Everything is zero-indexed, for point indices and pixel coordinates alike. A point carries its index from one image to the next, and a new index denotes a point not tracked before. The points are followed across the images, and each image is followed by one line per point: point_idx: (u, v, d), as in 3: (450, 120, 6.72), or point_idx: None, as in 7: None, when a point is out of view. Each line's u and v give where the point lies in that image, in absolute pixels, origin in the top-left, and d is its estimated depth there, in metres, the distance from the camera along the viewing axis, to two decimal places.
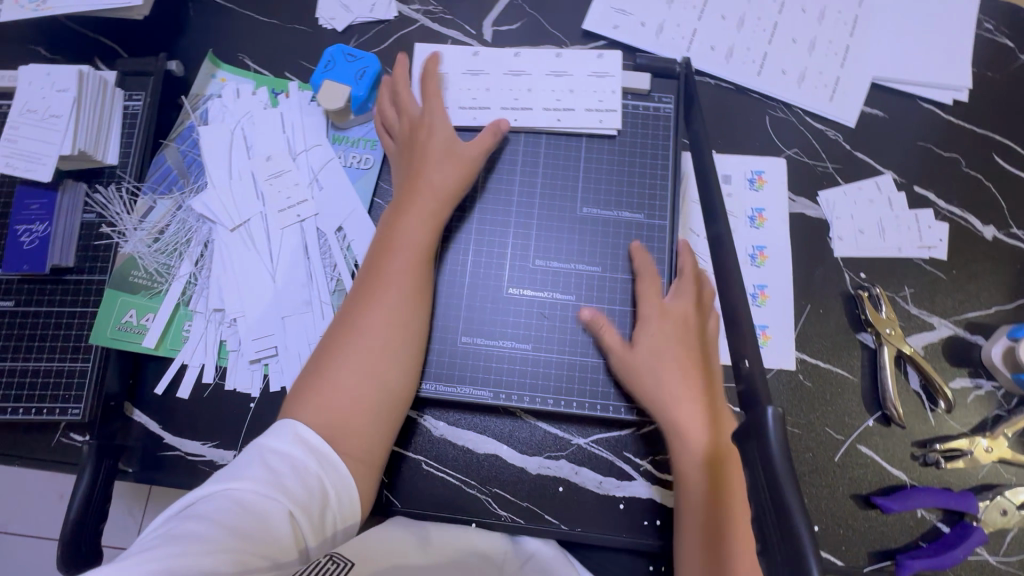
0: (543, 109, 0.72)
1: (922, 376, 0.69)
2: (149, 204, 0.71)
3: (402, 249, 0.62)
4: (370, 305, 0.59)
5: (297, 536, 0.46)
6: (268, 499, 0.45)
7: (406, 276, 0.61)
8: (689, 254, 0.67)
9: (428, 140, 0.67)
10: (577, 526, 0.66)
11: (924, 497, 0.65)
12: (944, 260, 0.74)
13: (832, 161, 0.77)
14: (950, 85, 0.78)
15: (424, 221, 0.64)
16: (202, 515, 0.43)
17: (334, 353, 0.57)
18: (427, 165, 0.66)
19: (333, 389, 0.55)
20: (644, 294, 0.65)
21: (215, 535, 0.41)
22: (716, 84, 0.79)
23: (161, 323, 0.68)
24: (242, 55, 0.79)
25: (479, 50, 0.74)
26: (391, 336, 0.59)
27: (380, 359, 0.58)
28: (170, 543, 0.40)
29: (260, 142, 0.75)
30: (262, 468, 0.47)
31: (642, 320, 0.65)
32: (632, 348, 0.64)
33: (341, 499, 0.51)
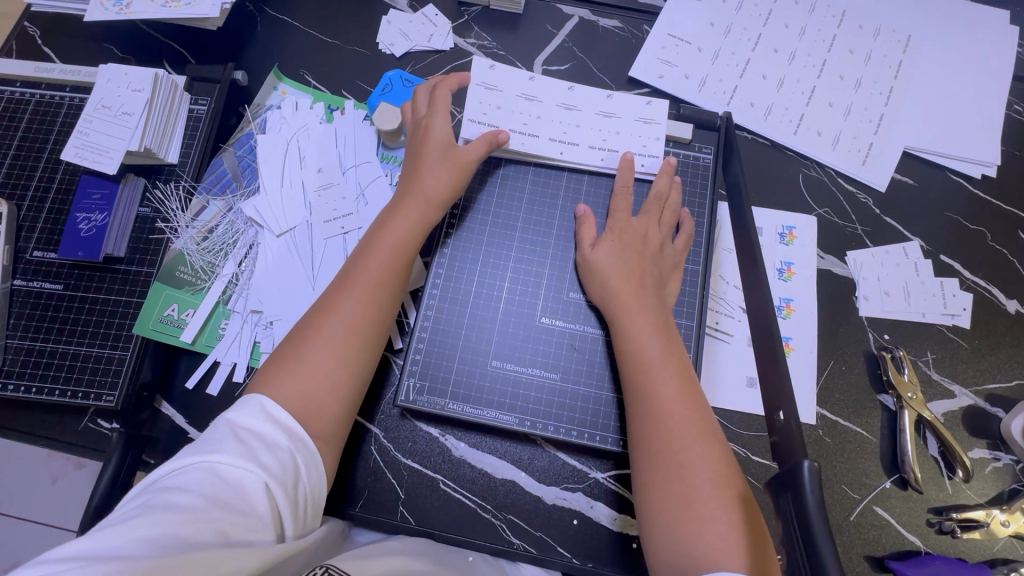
0: (589, 147, 0.74)
1: (941, 443, 0.70)
2: (202, 203, 0.73)
3: (390, 250, 0.64)
4: (346, 295, 0.60)
5: (271, 507, 0.48)
6: (241, 473, 0.47)
7: (385, 275, 0.62)
8: (667, 175, 0.72)
9: (429, 149, 0.69)
10: (588, 562, 0.66)
11: (939, 566, 0.64)
12: (967, 329, 0.75)
13: (862, 223, 0.79)
14: (980, 160, 0.81)
15: (413, 222, 0.65)
16: (180, 488, 0.46)
17: (305, 339, 0.58)
18: (422, 172, 0.68)
19: (297, 374, 0.55)
20: (616, 208, 0.70)
21: (193, 505, 0.44)
22: (753, 139, 0.83)
23: (199, 319, 0.70)
24: (304, 71, 0.83)
25: (536, 75, 0.76)
26: (366, 332, 0.59)
27: (352, 352, 0.58)
28: (152, 512, 0.44)
29: (313, 154, 0.78)
30: (233, 442, 0.49)
31: (607, 230, 0.69)
32: (594, 249, 0.68)
33: (313, 474, 0.52)
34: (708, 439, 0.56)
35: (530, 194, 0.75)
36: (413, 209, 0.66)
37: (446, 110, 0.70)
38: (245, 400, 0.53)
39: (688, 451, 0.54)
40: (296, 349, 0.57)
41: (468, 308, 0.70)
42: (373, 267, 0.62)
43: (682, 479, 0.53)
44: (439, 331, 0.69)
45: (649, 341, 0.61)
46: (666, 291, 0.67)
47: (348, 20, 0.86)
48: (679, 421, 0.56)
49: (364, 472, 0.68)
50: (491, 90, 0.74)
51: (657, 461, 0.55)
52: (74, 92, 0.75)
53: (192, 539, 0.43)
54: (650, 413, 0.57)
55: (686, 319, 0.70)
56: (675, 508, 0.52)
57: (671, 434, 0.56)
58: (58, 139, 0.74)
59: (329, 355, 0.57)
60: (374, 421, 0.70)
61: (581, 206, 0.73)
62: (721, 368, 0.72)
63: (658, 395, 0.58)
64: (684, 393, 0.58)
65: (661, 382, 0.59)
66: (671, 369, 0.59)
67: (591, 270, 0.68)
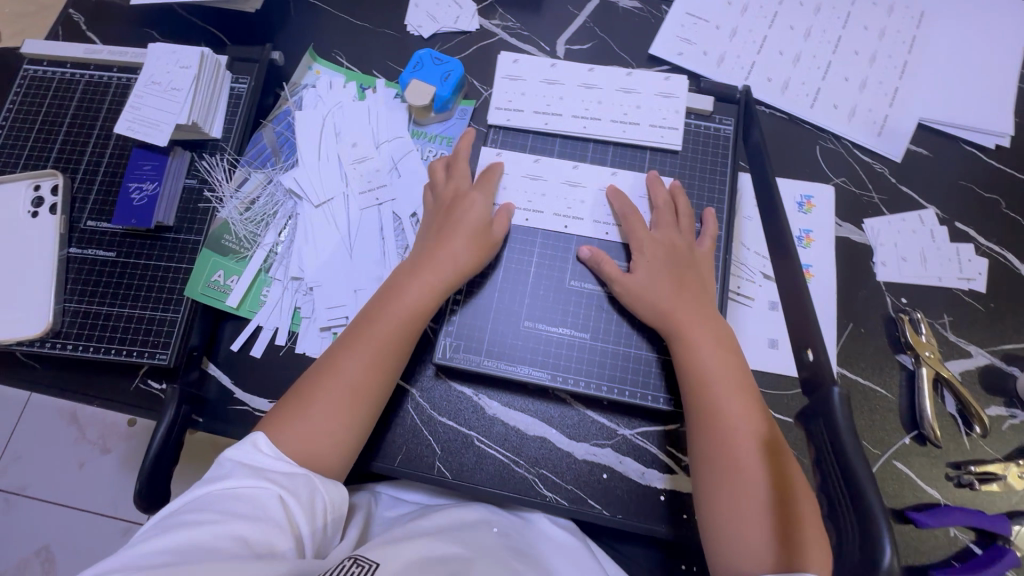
0: (593, 220, 0.74)
1: (958, 401, 0.72)
2: (244, 175, 0.77)
3: (410, 322, 0.66)
4: (354, 354, 0.63)
5: (288, 515, 0.52)
6: (254, 489, 0.52)
7: (395, 342, 0.64)
8: (660, 186, 0.73)
9: (451, 215, 0.70)
10: (618, 513, 0.69)
11: (960, 516, 0.66)
12: (983, 292, 0.77)
13: (878, 192, 0.82)
14: (993, 131, 0.83)
15: (429, 289, 0.67)
16: (199, 508, 0.51)
17: (316, 397, 0.61)
18: (439, 243, 0.69)
19: (300, 422, 0.59)
20: (633, 231, 0.71)
21: (212, 519, 0.49)
22: (771, 113, 0.85)
23: (243, 286, 0.74)
24: (337, 52, 0.87)
25: (540, 156, 0.77)
26: (366, 394, 0.62)
27: (352, 413, 0.61)
28: (176, 529, 0.49)
29: (348, 129, 0.81)
30: (245, 466, 0.54)
31: (637, 250, 0.70)
32: (631, 274, 0.69)
33: (327, 485, 0.56)
34: (770, 452, 0.57)
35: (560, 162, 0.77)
36: (433, 275, 0.67)
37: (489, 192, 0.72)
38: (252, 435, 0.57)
39: (744, 459, 0.57)
40: (300, 399, 0.61)
41: (500, 273, 0.74)
42: (382, 329, 0.64)
43: (730, 474, 0.57)
44: (474, 294, 0.73)
45: (709, 356, 0.63)
46: (710, 278, 0.69)
47: (377, 2, 0.89)
48: (740, 430, 0.59)
49: (403, 429, 0.71)
50: (516, 80, 0.79)
51: (723, 471, 0.57)
52: (122, 72, 0.79)
53: (215, 548, 0.47)
54: (706, 411, 0.61)
55: None
56: (723, 507, 0.56)
57: (728, 447, 0.58)
58: (107, 116, 0.77)
59: (332, 411, 0.60)
60: (411, 381, 0.73)
61: (586, 248, 0.72)
62: (744, 330, 0.74)
63: (721, 403, 0.60)
64: (746, 407, 0.60)
65: (725, 394, 0.61)
66: (732, 381, 0.62)
67: (634, 296, 0.68)
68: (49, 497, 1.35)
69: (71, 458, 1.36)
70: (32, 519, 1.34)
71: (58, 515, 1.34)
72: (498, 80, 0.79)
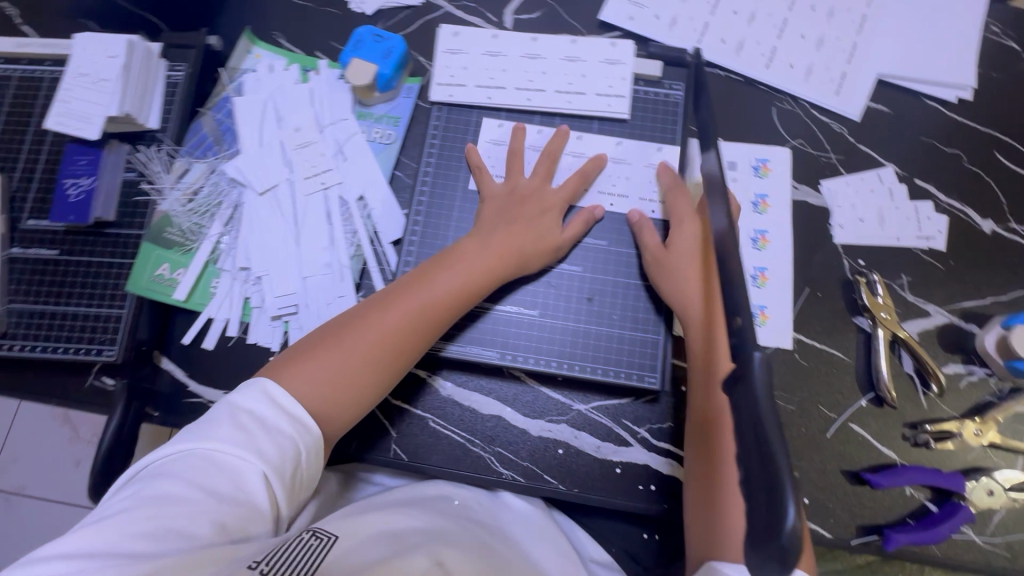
0: (597, 191, 0.74)
1: (915, 360, 0.71)
2: (185, 165, 0.75)
3: (441, 291, 0.64)
4: (392, 311, 0.61)
5: (270, 495, 0.50)
6: (239, 462, 0.49)
7: (435, 312, 0.63)
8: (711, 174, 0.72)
9: (522, 211, 0.70)
10: (574, 487, 0.69)
11: (913, 475, 0.66)
12: (942, 250, 0.76)
13: (836, 152, 0.80)
14: (954, 84, 0.81)
15: (484, 271, 0.66)
16: (179, 476, 0.48)
17: (328, 350, 0.58)
18: (504, 232, 0.68)
19: (315, 369, 0.57)
20: (677, 209, 0.70)
21: (190, 497, 0.47)
22: (726, 76, 0.82)
23: (191, 278, 0.73)
24: (277, 33, 0.84)
25: (545, 129, 0.75)
26: (385, 353, 0.60)
27: (368, 371, 0.59)
28: (152, 504, 0.46)
29: (290, 114, 0.79)
30: (232, 429, 0.50)
31: (678, 224, 0.69)
32: (667, 247, 0.69)
33: (312, 455, 0.54)
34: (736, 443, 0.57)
35: (535, 128, 0.75)
36: (496, 261, 0.67)
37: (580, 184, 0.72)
38: (253, 381, 0.55)
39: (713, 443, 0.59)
40: (319, 345, 0.59)
41: None
42: (426, 296, 0.63)
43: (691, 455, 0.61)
44: None
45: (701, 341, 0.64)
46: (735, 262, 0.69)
47: None
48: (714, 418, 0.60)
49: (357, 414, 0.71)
50: (457, 54, 0.78)
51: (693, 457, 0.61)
52: (54, 66, 0.77)
53: (192, 532, 0.45)
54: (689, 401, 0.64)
55: None
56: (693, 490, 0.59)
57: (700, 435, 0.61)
58: (41, 112, 0.76)
59: (353, 364, 0.58)
60: None
61: (636, 212, 0.72)
62: None
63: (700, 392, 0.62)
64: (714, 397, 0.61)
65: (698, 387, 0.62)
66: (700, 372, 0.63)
67: (661, 265, 0.68)
68: (46, 495, 1.37)
69: (66, 458, 1.37)
70: (35, 517, 1.37)
71: (53, 512, 1.36)
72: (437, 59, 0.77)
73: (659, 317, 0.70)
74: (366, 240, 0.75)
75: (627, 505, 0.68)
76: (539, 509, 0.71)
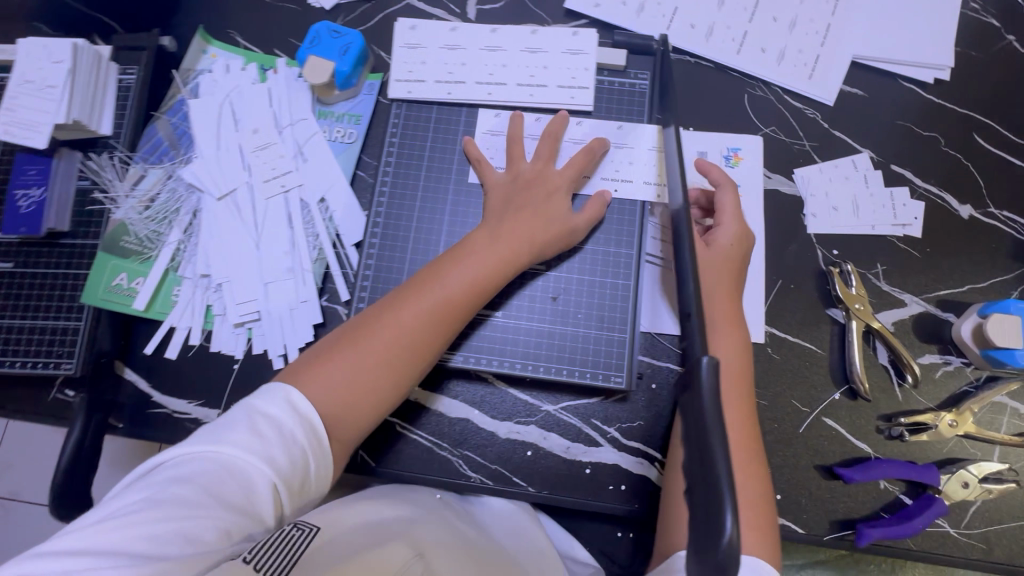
0: (601, 177, 0.71)
1: (890, 351, 0.70)
2: (140, 172, 0.74)
3: (455, 291, 0.61)
4: (404, 313, 0.59)
5: (277, 505, 0.49)
6: (252, 469, 0.48)
7: (447, 312, 0.60)
8: (715, 170, 0.70)
9: (529, 197, 0.66)
10: (543, 489, 0.68)
11: (886, 468, 0.65)
12: (919, 238, 0.74)
13: (809, 139, 0.78)
14: (931, 64, 0.78)
15: (495, 265, 0.62)
16: (190, 478, 0.46)
17: (344, 357, 0.57)
18: (512, 220, 0.65)
19: (331, 376, 0.56)
20: (722, 204, 0.68)
21: (199, 502, 0.45)
22: (696, 63, 0.80)
23: (150, 287, 0.72)
24: (233, 31, 0.81)
25: (543, 116, 0.73)
26: (398, 357, 0.58)
27: (387, 375, 0.58)
28: (160, 505, 0.45)
29: (248, 115, 0.77)
30: (248, 434, 0.49)
31: (721, 220, 0.67)
32: (710, 248, 0.65)
33: (322, 466, 0.53)
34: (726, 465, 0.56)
35: (496, 124, 0.73)
36: (509, 253, 0.63)
37: (580, 167, 0.69)
38: (270, 388, 0.54)
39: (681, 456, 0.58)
40: (334, 349, 0.58)
41: (408, 254, 0.72)
42: (437, 296, 0.60)
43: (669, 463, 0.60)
44: (381, 279, 0.71)
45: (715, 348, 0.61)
46: (734, 274, 0.65)
47: None
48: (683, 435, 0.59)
49: None
50: (415, 48, 0.75)
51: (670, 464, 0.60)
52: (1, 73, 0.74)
53: (198, 536, 0.44)
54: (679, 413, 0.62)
55: (626, 249, 0.70)
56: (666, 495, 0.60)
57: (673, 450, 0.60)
58: None
59: (367, 370, 0.57)
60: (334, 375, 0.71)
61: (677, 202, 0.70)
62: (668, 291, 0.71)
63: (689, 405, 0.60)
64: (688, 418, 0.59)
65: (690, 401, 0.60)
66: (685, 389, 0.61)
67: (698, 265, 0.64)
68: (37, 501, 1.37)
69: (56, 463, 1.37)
70: (30, 523, 1.37)
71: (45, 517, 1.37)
72: (394, 57, 0.75)
73: (625, 315, 0.69)
74: (328, 244, 0.74)
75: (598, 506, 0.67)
76: (520, 510, 0.73)
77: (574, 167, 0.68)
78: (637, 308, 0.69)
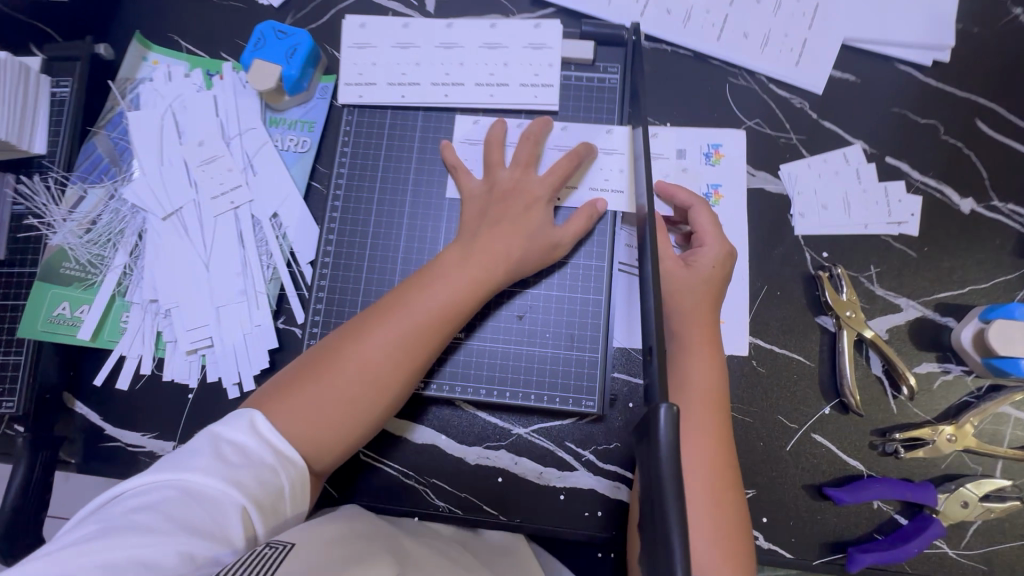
0: (589, 188, 0.66)
1: (884, 361, 0.65)
2: (78, 193, 0.70)
3: (434, 313, 0.54)
4: (369, 343, 0.53)
5: (247, 528, 0.45)
6: (217, 491, 0.44)
7: (417, 341, 0.53)
8: (681, 189, 0.66)
9: (506, 209, 0.60)
10: (516, 517, 0.64)
11: (879, 489, 0.61)
12: (915, 236, 0.68)
13: (797, 132, 0.72)
14: (930, 44, 0.71)
15: (469, 286, 0.56)
16: (150, 506, 0.43)
17: (314, 387, 0.52)
18: (486, 235, 0.58)
19: (299, 407, 0.51)
20: (699, 223, 0.63)
21: (158, 528, 0.41)
22: (673, 51, 0.74)
23: (95, 315, 0.68)
24: (174, 35, 0.76)
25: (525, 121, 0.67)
26: (364, 393, 0.52)
27: (360, 407, 0.52)
28: (115, 533, 0.41)
29: (192, 126, 0.72)
30: (212, 457, 0.46)
31: (699, 240, 0.62)
32: (686, 269, 0.61)
33: (296, 489, 0.49)
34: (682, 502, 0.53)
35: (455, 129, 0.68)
36: (483, 272, 0.57)
37: (563, 175, 0.62)
38: (234, 420, 0.49)
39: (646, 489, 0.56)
40: (304, 376, 0.52)
41: (364, 273, 0.67)
42: (406, 323, 0.53)
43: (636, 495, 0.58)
44: (336, 300, 0.67)
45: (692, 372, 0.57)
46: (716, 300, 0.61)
47: None
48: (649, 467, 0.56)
49: None
50: (366, 48, 0.70)
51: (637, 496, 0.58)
52: None
53: (156, 564, 0.40)
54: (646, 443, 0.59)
55: (597, 260, 0.65)
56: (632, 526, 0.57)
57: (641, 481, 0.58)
58: None
59: (329, 408, 0.51)
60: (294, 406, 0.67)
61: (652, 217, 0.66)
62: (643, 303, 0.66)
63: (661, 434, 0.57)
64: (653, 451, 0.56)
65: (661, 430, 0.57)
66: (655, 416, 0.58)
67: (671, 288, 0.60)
68: None
69: None
70: None
71: None
72: (344, 58, 0.70)
73: (596, 333, 0.64)
74: (282, 264, 0.69)
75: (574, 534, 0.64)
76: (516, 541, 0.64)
77: (557, 173, 0.62)
78: (610, 323, 0.65)
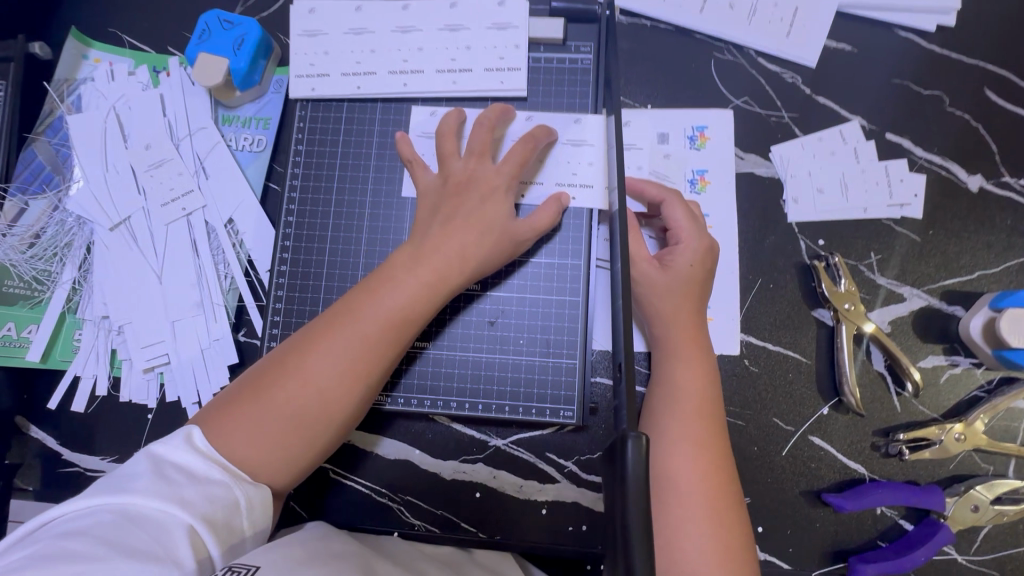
0: (556, 183, 0.61)
1: (886, 355, 0.60)
2: (20, 206, 0.66)
3: (388, 316, 0.50)
4: (316, 355, 0.48)
5: (197, 548, 0.40)
6: (160, 511, 0.41)
7: (368, 350, 0.49)
8: (653, 183, 0.60)
9: (460, 204, 0.55)
10: (496, 534, 0.61)
11: (883, 494, 0.57)
12: (919, 219, 0.63)
13: (789, 109, 0.66)
14: (934, 7, 0.65)
15: (427, 284, 0.51)
16: (83, 531, 0.39)
17: (258, 401, 0.47)
18: (439, 234, 0.53)
19: (244, 424, 0.46)
20: (675, 220, 0.58)
21: (91, 553, 0.37)
22: (652, 26, 0.68)
23: (45, 335, 0.65)
24: (115, 29, 0.70)
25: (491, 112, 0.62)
26: (310, 411, 0.48)
27: (312, 420, 0.48)
28: (42, 563, 0.37)
29: (138, 128, 0.67)
30: (153, 477, 0.42)
31: (675, 239, 0.58)
32: (665, 270, 0.56)
33: (253, 507, 0.45)
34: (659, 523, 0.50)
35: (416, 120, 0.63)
36: (441, 270, 0.52)
37: (518, 164, 0.57)
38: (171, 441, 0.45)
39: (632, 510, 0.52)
40: (249, 390, 0.48)
41: (324, 280, 0.63)
42: (356, 330, 0.49)
43: None
44: (295, 310, 0.63)
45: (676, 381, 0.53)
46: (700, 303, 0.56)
47: None
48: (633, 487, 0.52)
49: None
50: (317, 36, 0.64)
51: None
52: None
53: None
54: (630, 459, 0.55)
55: (572, 259, 0.61)
56: None
57: None
58: None
59: (276, 426, 0.47)
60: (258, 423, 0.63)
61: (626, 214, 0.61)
62: None
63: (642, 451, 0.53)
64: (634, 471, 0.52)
65: None
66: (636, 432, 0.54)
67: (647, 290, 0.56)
68: None
69: None
70: None
71: None
72: (294, 48, 0.64)
73: (574, 337, 0.60)
74: (240, 274, 0.65)
75: (559, 552, 0.60)
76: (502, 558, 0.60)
77: (513, 161, 0.57)
78: (589, 325, 0.61)
